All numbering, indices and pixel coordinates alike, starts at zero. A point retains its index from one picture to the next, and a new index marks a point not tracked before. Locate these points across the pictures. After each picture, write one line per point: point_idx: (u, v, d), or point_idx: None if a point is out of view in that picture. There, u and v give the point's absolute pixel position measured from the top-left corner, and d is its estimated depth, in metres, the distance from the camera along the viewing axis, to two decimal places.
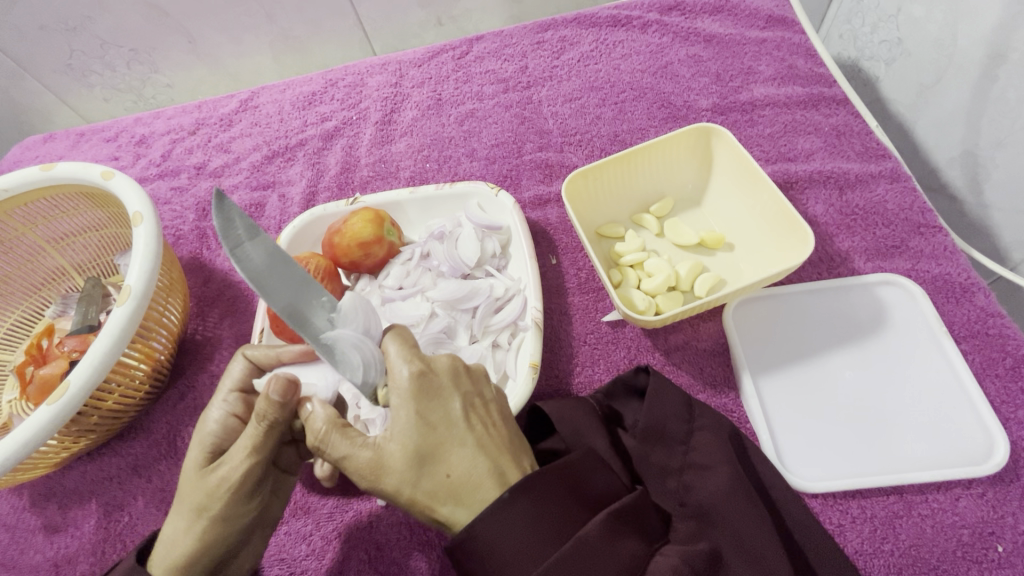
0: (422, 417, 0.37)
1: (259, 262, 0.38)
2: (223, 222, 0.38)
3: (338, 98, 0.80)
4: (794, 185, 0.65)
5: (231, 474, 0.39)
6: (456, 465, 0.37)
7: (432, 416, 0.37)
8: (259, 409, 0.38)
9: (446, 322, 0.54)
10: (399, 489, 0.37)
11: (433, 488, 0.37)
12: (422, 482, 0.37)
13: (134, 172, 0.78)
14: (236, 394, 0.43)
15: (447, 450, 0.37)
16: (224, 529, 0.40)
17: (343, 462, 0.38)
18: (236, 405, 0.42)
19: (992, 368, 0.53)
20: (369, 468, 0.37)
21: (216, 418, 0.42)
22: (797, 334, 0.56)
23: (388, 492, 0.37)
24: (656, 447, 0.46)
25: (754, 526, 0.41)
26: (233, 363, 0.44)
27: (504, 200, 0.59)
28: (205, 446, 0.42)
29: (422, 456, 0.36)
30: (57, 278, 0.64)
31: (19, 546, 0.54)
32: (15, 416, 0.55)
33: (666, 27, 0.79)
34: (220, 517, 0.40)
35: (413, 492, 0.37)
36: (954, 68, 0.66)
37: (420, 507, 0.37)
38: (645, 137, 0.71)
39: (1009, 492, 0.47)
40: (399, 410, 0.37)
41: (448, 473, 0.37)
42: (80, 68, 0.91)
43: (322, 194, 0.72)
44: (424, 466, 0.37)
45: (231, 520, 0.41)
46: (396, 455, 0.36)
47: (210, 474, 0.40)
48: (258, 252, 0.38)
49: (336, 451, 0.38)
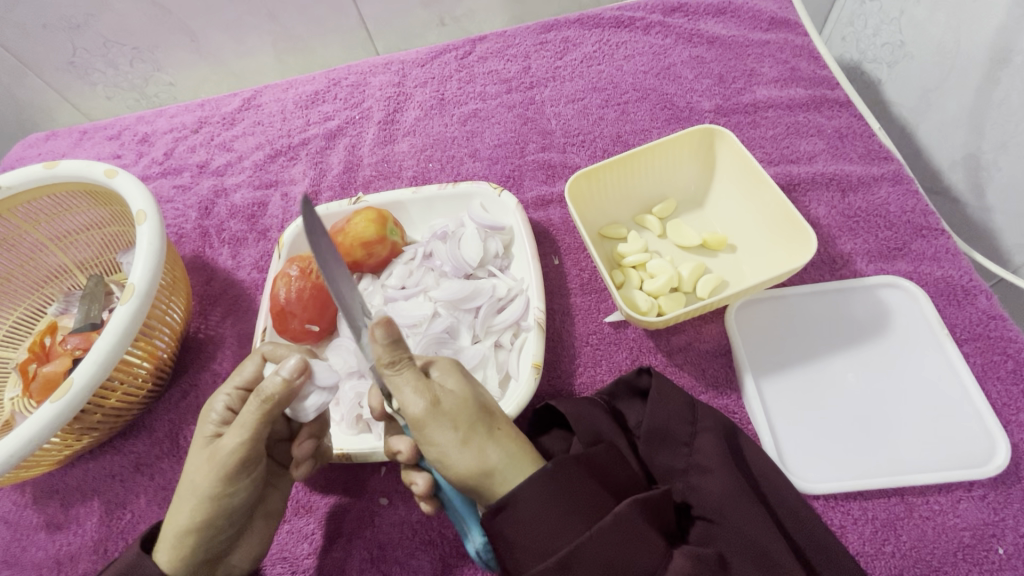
0: (475, 381, 0.41)
1: (328, 251, 0.35)
2: (306, 217, 0.32)
3: (341, 97, 0.80)
4: (796, 187, 0.65)
5: (227, 445, 0.39)
6: (505, 423, 0.41)
7: (478, 387, 0.42)
8: (264, 390, 0.38)
9: (449, 322, 0.54)
10: (458, 428, 0.38)
11: (490, 433, 0.39)
12: (480, 427, 0.39)
13: (136, 170, 0.78)
14: (238, 391, 0.42)
15: (496, 411, 0.41)
16: (221, 515, 0.40)
17: (406, 391, 0.37)
18: (236, 397, 0.43)
19: (993, 370, 0.53)
20: (437, 399, 0.38)
21: (218, 408, 0.42)
22: (800, 336, 0.57)
23: (443, 430, 0.37)
24: (660, 449, 0.46)
25: (761, 529, 0.42)
26: (246, 361, 0.44)
27: (506, 200, 0.60)
28: (209, 429, 0.42)
29: (483, 406, 0.39)
30: (59, 276, 0.64)
31: (20, 543, 0.54)
32: (18, 413, 0.55)
33: (669, 28, 0.79)
34: (210, 496, 0.39)
35: (473, 432, 0.38)
36: (956, 71, 0.66)
37: (471, 450, 0.38)
38: (648, 138, 0.71)
39: (1010, 495, 0.47)
40: (457, 369, 0.41)
41: (502, 428, 0.40)
42: (84, 66, 0.91)
43: (324, 194, 0.72)
44: (483, 415, 0.39)
45: (225, 502, 0.40)
46: (464, 394, 0.39)
47: (211, 448, 0.40)
48: (326, 246, 0.35)
49: (409, 374, 0.37)
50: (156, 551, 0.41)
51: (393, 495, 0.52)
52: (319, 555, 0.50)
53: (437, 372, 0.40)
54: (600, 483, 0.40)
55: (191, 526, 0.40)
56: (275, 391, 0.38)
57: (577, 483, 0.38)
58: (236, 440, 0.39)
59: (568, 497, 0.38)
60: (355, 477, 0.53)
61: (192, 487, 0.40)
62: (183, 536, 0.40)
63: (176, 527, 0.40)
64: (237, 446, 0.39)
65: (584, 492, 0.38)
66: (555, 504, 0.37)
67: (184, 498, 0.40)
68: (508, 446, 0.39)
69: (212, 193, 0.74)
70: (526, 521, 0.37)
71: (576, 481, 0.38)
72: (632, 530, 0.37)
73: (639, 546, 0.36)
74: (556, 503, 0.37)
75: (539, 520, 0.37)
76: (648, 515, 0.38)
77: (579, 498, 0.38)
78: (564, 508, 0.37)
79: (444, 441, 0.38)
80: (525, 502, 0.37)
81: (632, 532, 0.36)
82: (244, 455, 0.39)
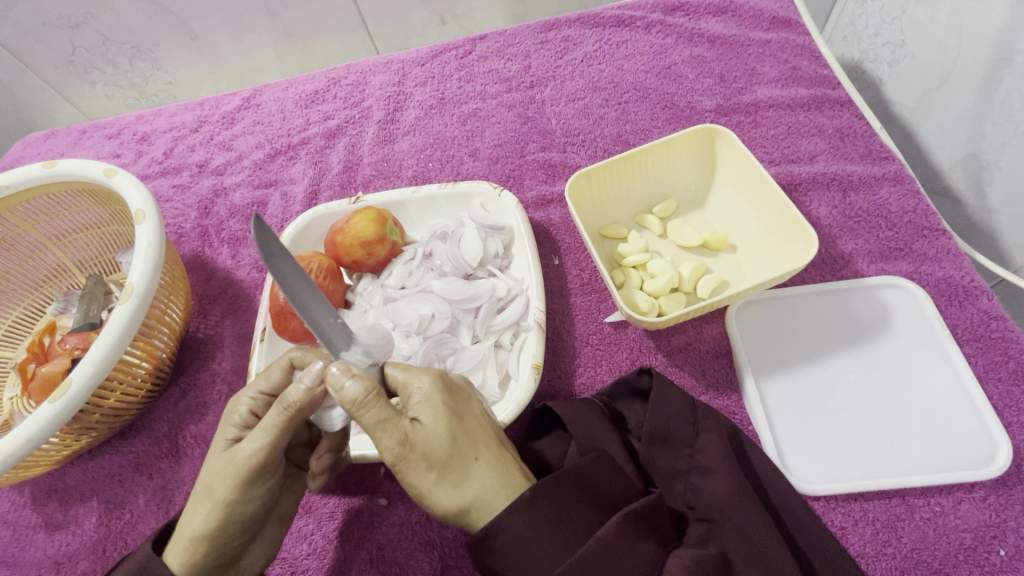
0: (454, 406, 0.39)
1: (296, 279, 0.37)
2: (260, 238, 0.34)
3: (341, 96, 0.80)
4: (797, 187, 0.65)
5: (248, 449, 0.39)
6: (485, 451, 0.38)
7: (461, 410, 0.39)
8: (288, 398, 0.38)
9: (448, 322, 0.54)
10: (429, 467, 0.37)
11: (465, 468, 0.37)
12: (452, 465, 0.37)
13: (136, 169, 0.78)
14: (263, 397, 0.42)
15: (476, 437, 0.39)
16: (234, 521, 0.40)
17: (376, 432, 0.36)
18: (261, 402, 0.42)
19: (995, 372, 0.53)
20: (405, 438, 0.36)
21: (241, 411, 0.42)
22: (800, 337, 0.56)
23: (416, 470, 0.37)
24: (661, 451, 0.46)
25: (761, 531, 0.41)
26: (274, 366, 0.42)
27: (507, 200, 0.59)
28: (229, 432, 0.42)
29: (457, 438, 0.37)
30: (58, 275, 0.64)
31: (19, 543, 0.54)
32: (17, 413, 0.54)
33: (670, 27, 0.78)
34: (225, 502, 0.39)
35: (443, 471, 0.37)
36: (958, 71, 0.66)
37: (446, 488, 0.37)
38: (648, 138, 0.71)
39: (1012, 496, 0.47)
40: (431, 397, 0.38)
41: (478, 458, 0.38)
42: (83, 65, 0.90)
43: (324, 193, 0.72)
44: (456, 449, 0.37)
45: (240, 509, 0.40)
46: (435, 432, 0.37)
47: (229, 452, 0.40)
48: (289, 268, 0.36)
49: (374, 415, 0.36)
50: (167, 552, 0.41)
51: (393, 496, 0.52)
52: (317, 557, 0.50)
53: (412, 399, 0.38)
54: (588, 500, 0.40)
55: (204, 530, 0.39)
56: (300, 400, 0.38)
57: (563, 501, 0.39)
58: (255, 446, 0.39)
59: (554, 518, 0.38)
60: (354, 478, 0.53)
61: (208, 492, 0.40)
62: (196, 541, 0.40)
63: (190, 531, 0.40)
64: (256, 451, 0.38)
65: (570, 512, 0.38)
66: (541, 527, 0.37)
67: (200, 502, 0.40)
68: (483, 477, 0.38)
69: (211, 192, 0.73)
70: (512, 548, 0.37)
71: (561, 498, 0.38)
72: (619, 547, 0.37)
73: (630, 561, 0.37)
74: (543, 524, 0.37)
75: (525, 543, 0.37)
76: (637, 529, 0.38)
77: (566, 518, 0.38)
78: (550, 532, 0.37)
79: (418, 482, 0.37)
80: (510, 530, 0.37)
81: (618, 552, 0.36)
82: (262, 461, 0.39)
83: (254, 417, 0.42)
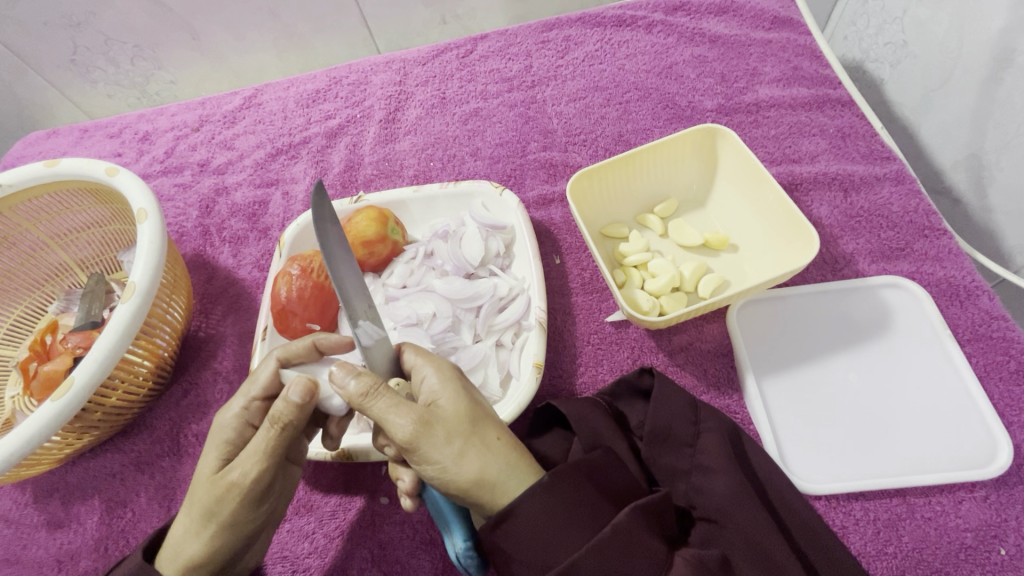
0: (469, 386, 0.39)
1: (332, 245, 0.37)
2: (317, 203, 0.37)
3: (342, 96, 0.80)
4: (798, 187, 0.65)
5: (242, 480, 0.38)
6: (502, 431, 0.39)
7: (476, 390, 0.40)
8: (275, 412, 0.38)
9: (450, 321, 0.54)
10: (449, 440, 0.36)
11: (484, 444, 0.37)
12: (473, 440, 0.37)
13: (137, 168, 0.78)
14: (259, 404, 0.41)
15: (492, 417, 0.39)
16: (233, 539, 0.40)
17: (388, 416, 0.35)
18: (255, 412, 0.41)
19: (996, 371, 0.53)
20: (423, 417, 0.36)
21: (234, 424, 0.41)
22: (801, 337, 0.56)
23: (435, 447, 0.36)
24: (664, 450, 0.46)
25: (764, 531, 0.42)
26: (261, 369, 0.42)
27: (508, 200, 0.59)
28: (222, 449, 0.40)
29: (477, 415, 0.38)
30: (61, 274, 0.64)
31: (21, 542, 0.54)
32: (18, 411, 0.54)
33: (672, 27, 0.79)
34: (225, 525, 0.39)
35: (465, 446, 0.36)
36: (959, 72, 0.66)
37: (467, 463, 0.36)
38: (649, 138, 0.71)
39: (1013, 496, 0.47)
40: (450, 379, 0.38)
41: (498, 437, 0.38)
42: (84, 64, 0.91)
43: (325, 193, 0.72)
44: (476, 426, 0.37)
45: (236, 531, 0.40)
46: (454, 410, 0.37)
47: (220, 477, 0.39)
48: (330, 232, 0.37)
49: (385, 403, 0.36)
50: (161, 563, 0.41)
51: (394, 495, 0.52)
52: (318, 555, 0.50)
53: (429, 380, 0.38)
54: (599, 493, 0.39)
55: (200, 548, 0.40)
56: (284, 415, 0.38)
57: (575, 493, 0.39)
58: (250, 472, 0.38)
59: (568, 506, 0.38)
60: (356, 477, 0.53)
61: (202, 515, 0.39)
62: (197, 557, 0.40)
63: (189, 553, 0.40)
64: (253, 478, 0.38)
65: (583, 505, 0.38)
66: (556, 515, 0.37)
67: (199, 526, 0.39)
68: (502, 455, 0.38)
69: (213, 192, 0.74)
70: (525, 533, 0.37)
71: (572, 491, 0.38)
72: (630, 542, 0.36)
73: (639, 554, 0.36)
74: (553, 519, 0.37)
75: (536, 535, 0.37)
76: (647, 527, 0.38)
77: (575, 512, 0.38)
78: (562, 523, 0.37)
79: (438, 458, 0.36)
80: (524, 515, 0.37)
81: (628, 546, 0.36)
82: (258, 486, 0.39)
83: (245, 425, 0.41)
